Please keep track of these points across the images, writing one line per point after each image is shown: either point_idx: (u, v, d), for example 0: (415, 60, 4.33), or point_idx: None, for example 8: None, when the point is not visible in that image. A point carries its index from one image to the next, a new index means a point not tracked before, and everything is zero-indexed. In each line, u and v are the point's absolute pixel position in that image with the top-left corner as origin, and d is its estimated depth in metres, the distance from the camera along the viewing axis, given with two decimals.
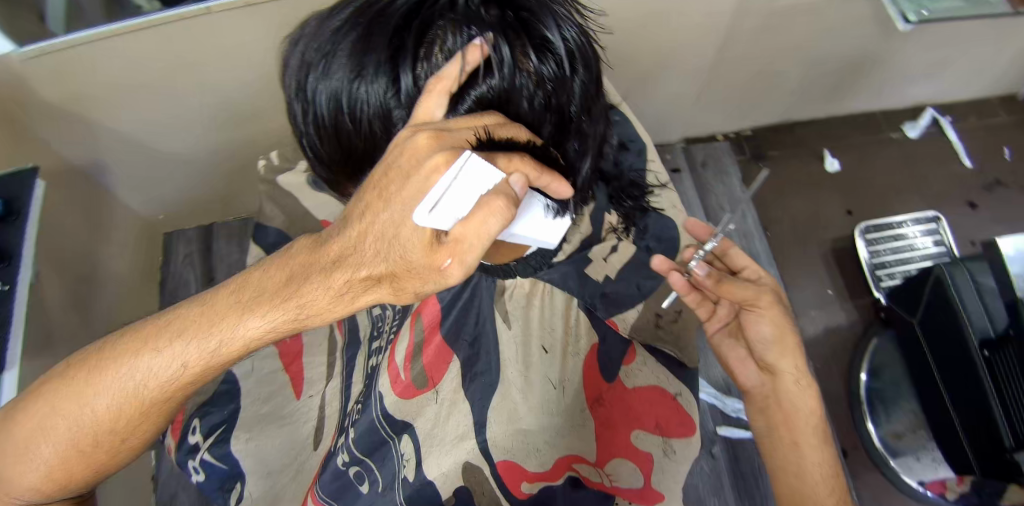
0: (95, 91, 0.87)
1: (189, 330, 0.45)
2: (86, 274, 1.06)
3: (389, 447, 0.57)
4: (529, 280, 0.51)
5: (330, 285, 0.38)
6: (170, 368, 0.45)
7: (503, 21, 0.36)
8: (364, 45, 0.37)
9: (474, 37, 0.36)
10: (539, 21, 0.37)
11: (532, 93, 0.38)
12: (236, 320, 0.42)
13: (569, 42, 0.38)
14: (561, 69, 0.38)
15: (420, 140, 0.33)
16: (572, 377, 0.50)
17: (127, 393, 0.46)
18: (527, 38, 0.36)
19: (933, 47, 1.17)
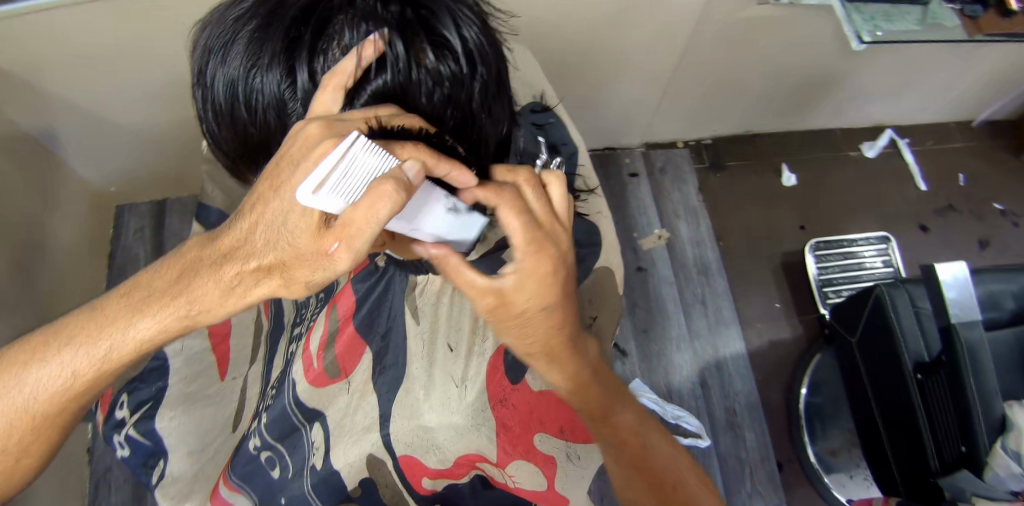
0: (40, 57, 0.84)
1: (77, 338, 0.43)
2: (31, 242, 1.04)
3: (301, 433, 0.57)
4: (440, 278, 0.51)
5: (220, 278, 0.36)
6: (61, 378, 0.44)
7: (401, 16, 0.34)
8: (261, 34, 0.34)
9: (370, 31, 0.33)
10: (438, 18, 0.34)
11: (431, 90, 0.35)
12: (125, 323, 0.41)
13: (468, 41, 0.36)
14: (461, 68, 0.36)
15: (310, 130, 0.30)
16: (474, 376, 0.48)
17: (20, 407, 0.45)
18: (423, 34, 0.34)
19: (894, 69, 1.19)
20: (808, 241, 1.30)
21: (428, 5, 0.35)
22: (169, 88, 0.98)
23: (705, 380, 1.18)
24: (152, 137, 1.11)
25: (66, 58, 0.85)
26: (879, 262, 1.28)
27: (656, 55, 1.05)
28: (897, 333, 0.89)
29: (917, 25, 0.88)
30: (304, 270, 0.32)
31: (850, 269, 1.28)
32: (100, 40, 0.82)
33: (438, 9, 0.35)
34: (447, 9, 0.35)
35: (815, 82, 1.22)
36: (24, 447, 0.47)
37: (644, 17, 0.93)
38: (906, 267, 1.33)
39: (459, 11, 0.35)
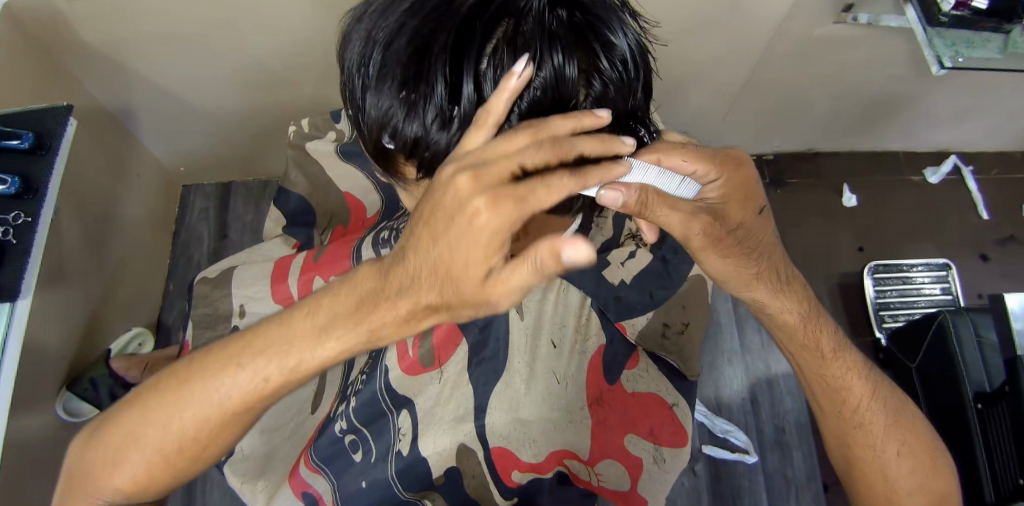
0: (132, 37, 0.88)
1: (267, 346, 0.39)
2: (105, 215, 1.08)
3: (388, 419, 0.58)
4: (547, 276, 0.56)
5: (395, 311, 0.35)
6: (253, 385, 0.40)
7: (571, 20, 0.36)
8: (433, 29, 0.35)
9: (544, 34, 0.34)
10: (604, 22, 0.36)
11: (594, 91, 0.37)
12: (313, 337, 0.38)
13: (630, 48, 0.38)
14: (624, 71, 0.38)
15: (461, 184, 0.30)
16: (575, 375, 0.54)
17: (171, 437, 0.42)
18: (593, 39, 0.36)
19: (963, 93, 1.17)
20: (867, 263, 1.29)
21: (595, 12, 0.37)
22: (249, 75, 1.02)
23: (756, 395, 1.17)
24: (225, 122, 1.16)
25: (158, 40, 0.90)
26: (938, 289, 1.27)
27: (723, 63, 1.05)
28: (958, 361, 0.90)
29: (998, 51, 0.87)
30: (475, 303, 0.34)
31: (907, 294, 1.27)
32: (193, 20, 0.86)
33: (603, 14, 0.37)
34: (613, 17, 0.37)
35: (882, 102, 1.21)
36: (170, 470, 0.44)
37: (714, 27, 0.95)
38: (964, 296, 1.30)
39: (621, 19, 0.38)
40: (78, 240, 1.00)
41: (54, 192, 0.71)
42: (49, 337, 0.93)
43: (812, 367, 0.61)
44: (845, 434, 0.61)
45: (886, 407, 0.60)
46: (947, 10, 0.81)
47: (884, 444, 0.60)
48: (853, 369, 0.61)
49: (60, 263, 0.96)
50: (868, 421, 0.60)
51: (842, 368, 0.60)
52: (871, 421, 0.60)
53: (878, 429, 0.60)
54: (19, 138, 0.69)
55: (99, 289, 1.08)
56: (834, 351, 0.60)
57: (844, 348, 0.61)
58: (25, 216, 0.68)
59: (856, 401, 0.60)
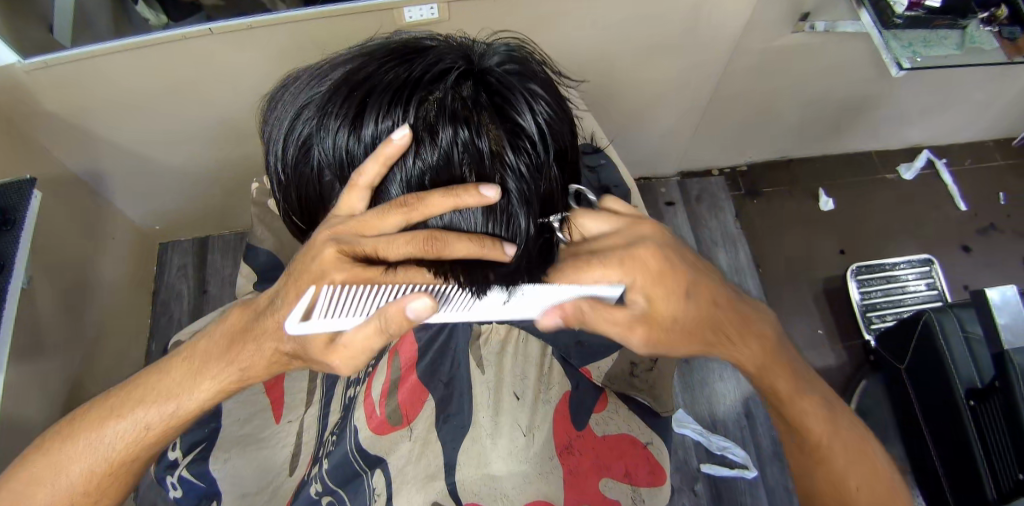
0: (95, 104, 0.89)
1: (149, 396, 0.45)
2: (81, 280, 1.08)
3: (362, 479, 0.57)
4: (504, 328, 0.56)
5: (263, 351, 0.41)
6: (136, 431, 0.45)
7: (475, 100, 0.34)
8: (345, 114, 0.35)
9: (446, 121, 0.33)
10: (512, 101, 0.35)
11: (504, 178, 0.35)
12: (193, 381, 0.44)
13: (543, 124, 0.36)
14: (537, 152, 0.36)
15: (327, 253, 0.35)
16: (542, 424, 0.51)
17: (96, 462, 0.45)
18: (499, 122, 0.34)
19: (924, 90, 1.19)
20: (848, 266, 1.29)
21: (503, 90, 0.35)
22: (217, 130, 1.03)
23: (750, 409, 1.17)
24: (199, 177, 1.16)
25: (120, 104, 0.90)
26: (922, 286, 1.27)
27: (686, 81, 1.07)
28: (948, 363, 0.88)
29: (954, 48, 0.88)
30: (315, 358, 0.39)
31: (892, 293, 1.27)
32: (155, 83, 0.87)
33: (512, 92, 0.35)
34: (522, 94, 0.35)
35: (848, 106, 1.22)
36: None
37: (670, 49, 0.96)
38: (950, 290, 1.30)
39: (533, 94, 0.36)
40: (53, 308, 0.99)
41: (19, 269, 0.71)
42: (27, 411, 0.91)
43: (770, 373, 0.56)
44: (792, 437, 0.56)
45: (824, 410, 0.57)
46: (901, 12, 0.84)
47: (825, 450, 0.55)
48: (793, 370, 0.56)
49: (36, 333, 0.96)
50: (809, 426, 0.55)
51: (782, 369, 0.55)
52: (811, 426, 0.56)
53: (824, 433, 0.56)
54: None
55: (76, 356, 1.06)
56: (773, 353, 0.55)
57: (780, 343, 0.56)
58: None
59: (799, 405, 0.55)
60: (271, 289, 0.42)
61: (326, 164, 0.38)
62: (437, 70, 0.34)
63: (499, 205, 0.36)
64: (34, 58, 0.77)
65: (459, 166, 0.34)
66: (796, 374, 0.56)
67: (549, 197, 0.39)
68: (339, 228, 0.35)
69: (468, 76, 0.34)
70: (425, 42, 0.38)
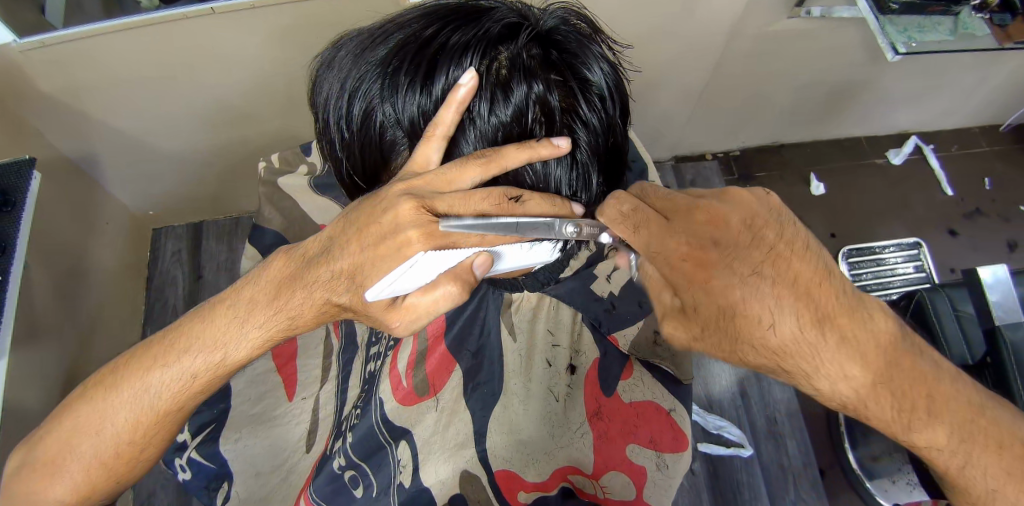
0: (92, 85, 0.86)
1: (194, 344, 0.46)
2: (74, 268, 1.05)
3: (386, 452, 0.57)
4: (535, 295, 0.55)
5: (312, 299, 0.39)
6: (180, 380, 0.46)
7: (546, 58, 0.34)
8: (414, 70, 0.35)
9: (522, 74, 0.33)
10: (580, 59, 0.35)
11: (573, 133, 0.36)
12: (237, 332, 0.44)
13: (607, 82, 0.37)
14: (603, 108, 0.37)
15: (404, 209, 0.34)
16: (573, 390, 0.53)
17: (145, 409, 0.47)
18: (570, 78, 0.35)
19: (912, 77, 1.22)
20: (840, 249, 1.34)
21: (571, 50, 0.35)
22: (216, 112, 1.01)
23: (745, 389, 1.19)
24: (195, 161, 1.14)
25: (118, 85, 0.88)
26: (911, 268, 1.31)
27: (685, 67, 1.08)
28: (939, 337, 0.91)
29: (949, 34, 0.90)
30: (373, 315, 0.38)
31: (883, 275, 1.31)
32: (154, 63, 0.85)
33: (580, 51, 0.35)
34: (589, 51, 0.36)
35: (839, 92, 1.26)
36: (132, 457, 0.48)
37: (673, 33, 0.97)
38: (938, 272, 1.35)
39: (597, 51, 0.36)
40: (49, 296, 0.97)
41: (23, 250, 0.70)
42: (27, 398, 0.90)
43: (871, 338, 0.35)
44: (856, 404, 0.36)
45: (860, 332, 0.34)
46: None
47: (900, 388, 0.35)
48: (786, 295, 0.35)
49: (32, 321, 0.94)
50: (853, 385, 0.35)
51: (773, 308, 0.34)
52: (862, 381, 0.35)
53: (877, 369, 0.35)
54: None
55: (72, 343, 1.04)
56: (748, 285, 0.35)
57: (750, 251, 0.36)
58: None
59: (831, 369, 0.34)
60: (323, 235, 0.40)
61: (391, 123, 0.38)
62: (506, 30, 0.35)
63: (569, 160, 0.37)
64: (29, 37, 0.75)
65: (534, 120, 0.35)
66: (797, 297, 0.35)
67: (610, 152, 0.40)
68: (416, 181, 0.35)
69: (535, 35, 0.35)
70: (485, 4, 0.37)
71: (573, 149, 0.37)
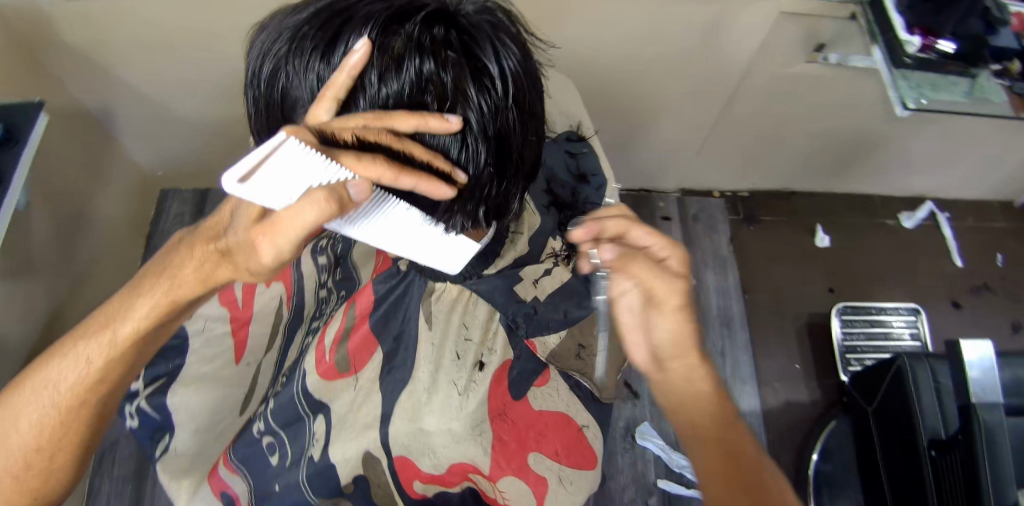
0: (112, 42, 0.92)
1: (89, 333, 0.49)
2: (75, 212, 1.10)
3: (303, 423, 0.59)
4: (457, 287, 0.52)
5: (192, 264, 0.44)
6: (77, 369, 0.49)
7: (445, 39, 0.36)
8: (321, 36, 0.37)
9: (414, 50, 0.35)
10: (479, 43, 0.37)
11: (464, 113, 0.37)
12: (127, 309, 0.48)
13: (507, 72, 0.38)
14: (499, 93, 0.38)
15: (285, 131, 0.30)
16: (479, 385, 0.50)
17: (49, 409, 0.50)
18: (464, 60, 0.36)
19: (928, 140, 1.19)
20: (835, 304, 1.30)
21: (473, 34, 0.37)
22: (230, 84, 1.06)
23: None
24: (208, 129, 1.19)
25: (138, 45, 0.93)
26: (907, 334, 1.27)
27: (690, 98, 1.09)
28: (915, 409, 0.87)
29: (964, 95, 0.82)
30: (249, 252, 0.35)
31: (876, 337, 1.28)
32: (172, 29, 0.90)
33: (480, 36, 0.37)
34: (490, 39, 0.37)
35: (852, 145, 1.24)
36: (54, 443, 0.51)
37: (676, 62, 0.98)
38: (934, 343, 1.29)
39: (501, 40, 0.38)
40: (47, 236, 1.02)
41: (16, 185, 0.75)
42: (8, 328, 0.94)
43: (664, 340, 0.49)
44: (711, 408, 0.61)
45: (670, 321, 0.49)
46: (911, 52, 0.81)
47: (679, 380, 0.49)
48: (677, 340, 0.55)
49: (26, 258, 0.98)
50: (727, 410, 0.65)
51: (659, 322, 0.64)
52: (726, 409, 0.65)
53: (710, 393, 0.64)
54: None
55: (63, 283, 1.09)
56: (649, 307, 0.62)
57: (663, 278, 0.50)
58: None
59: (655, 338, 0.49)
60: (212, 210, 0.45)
61: (300, 86, 0.40)
62: (410, 7, 0.36)
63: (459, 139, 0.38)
64: None
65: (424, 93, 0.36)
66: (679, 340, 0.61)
67: (514, 140, 0.41)
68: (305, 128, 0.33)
69: (438, 17, 0.36)
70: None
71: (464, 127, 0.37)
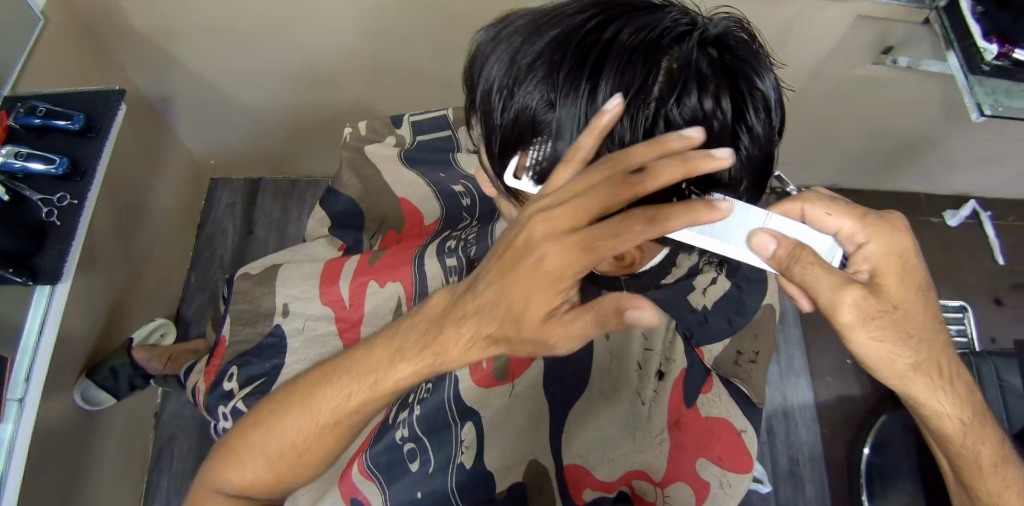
0: (184, 28, 0.88)
1: (351, 371, 0.42)
2: (133, 201, 1.05)
3: (450, 430, 0.59)
4: (635, 297, 0.58)
5: (462, 334, 0.36)
6: (336, 406, 0.43)
7: (723, 65, 0.36)
8: (595, 67, 0.36)
9: (701, 80, 0.36)
10: (752, 68, 0.38)
11: (735, 139, 0.39)
12: (388, 364, 0.40)
13: (770, 94, 0.39)
14: (764, 115, 0.39)
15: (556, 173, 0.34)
16: (660, 394, 0.56)
17: (308, 428, 0.44)
18: (742, 86, 0.37)
19: (984, 142, 1.22)
20: None
21: (745, 57, 0.38)
22: (299, 76, 1.02)
23: (772, 426, 1.20)
24: (265, 120, 1.16)
25: (210, 32, 0.89)
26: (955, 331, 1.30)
27: None
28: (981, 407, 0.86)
29: None
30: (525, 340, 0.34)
31: None
32: (250, 18, 0.86)
33: (750, 61, 0.38)
34: (758, 64, 0.38)
35: (908, 143, 1.25)
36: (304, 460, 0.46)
37: None
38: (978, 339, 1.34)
39: (763, 64, 0.39)
40: (109, 228, 0.98)
41: (98, 178, 0.71)
42: (71, 324, 0.91)
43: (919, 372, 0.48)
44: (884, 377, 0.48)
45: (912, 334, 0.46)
46: (988, 60, 0.81)
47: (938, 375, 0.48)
48: (826, 298, 0.42)
49: (89, 252, 0.94)
50: (955, 415, 0.50)
51: (866, 228, 0.44)
52: (966, 415, 0.50)
53: (937, 371, 0.48)
54: (71, 120, 0.70)
55: (123, 275, 1.05)
56: (830, 212, 0.45)
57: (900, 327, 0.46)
58: (69, 198, 0.68)
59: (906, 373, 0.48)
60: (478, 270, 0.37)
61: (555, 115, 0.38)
62: (684, 35, 0.36)
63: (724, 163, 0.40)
64: None
65: (710, 120, 0.36)
66: (867, 285, 0.43)
67: (760, 160, 0.43)
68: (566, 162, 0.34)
69: (712, 42, 0.37)
70: (656, 2, 0.40)
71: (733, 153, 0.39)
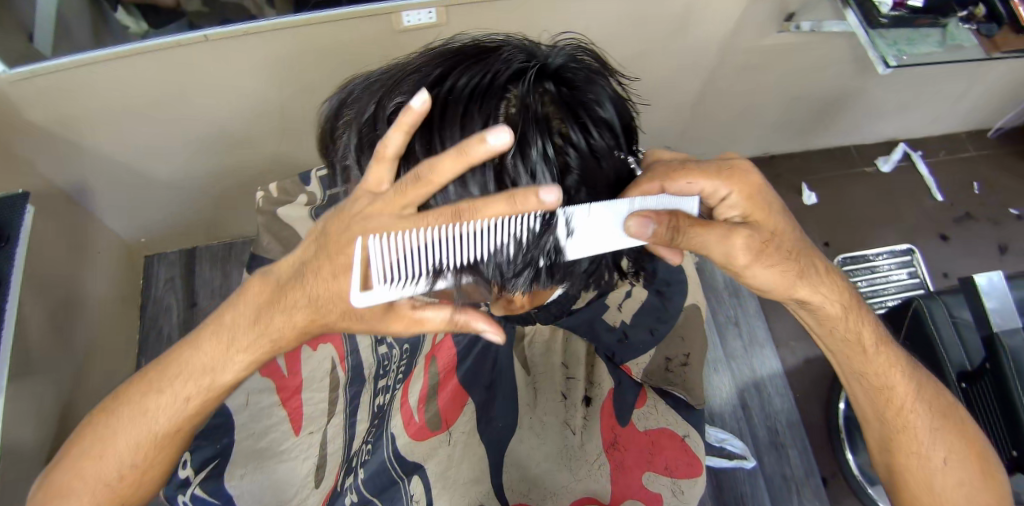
0: (82, 113, 0.84)
1: (182, 373, 0.50)
2: (64, 297, 1.01)
3: (398, 487, 0.59)
4: (549, 328, 0.66)
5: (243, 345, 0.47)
6: (174, 406, 0.50)
7: (559, 96, 0.40)
8: (442, 118, 0.39)
9: (538, 112, 0.39)
10: (589, 94, 0.42)
11: (589, 160, 0.41)
12: (212, 358, 0.49)
13: (613, 114, 0.43)
14: (611, 133, 0.43)
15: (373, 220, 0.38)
16: (589, 420, 0.62)
17: (146, 433, 0.50)
18: (583, 114, 0.41)
19: (899, 89, 1.25)
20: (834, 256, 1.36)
21: (582, 86, 0.42)
22: (213, 140, 0.99)
23: (745, 401, 1.19)
24: (187, 188, 1.12)
25: (109, 112, 0.85)
26: (905, 274, 1.33)
27: (680, 74, 1.09)
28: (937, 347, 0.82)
29: (936, 46, 0.85)
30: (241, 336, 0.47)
31: (876, 282, 1.33)
32: (149, 90, 0.82)
33: (586, 89, 0.42)
34: (595, 89, 0.42)
35: (829, 102, 1.27)
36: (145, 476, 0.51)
37: (669, 51, 1.01)
38: (933, 277, 1.36)
39: (602, 88, 0.43)
40: (41, 327, 0.93)
41: (15, 287, 0.68)
42: (20, 436, 0.86)
43: (810, 283, 0.53)
44: (775, 292, 0.53)
45: (789, 244, 0.51)
46: (885, 11, 0.82)
47: (825, 281, 0.54)
48: (718, 247, 0.48)
49: (25, 356, 0.90)
50: (839, 302, 0.55)
51: (722, 181, 0.51)
52: (848, 302, 0.56)
53: (814, 271, 0.53)
54: None
55: (65, 374, 1.00)
56: (690, 180, 0.50)
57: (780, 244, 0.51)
58: None
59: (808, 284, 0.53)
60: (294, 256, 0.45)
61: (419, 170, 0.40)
62: (517, 74, 0.40)
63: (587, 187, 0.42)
64: (20, 67, 0.72)
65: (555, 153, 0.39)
66: (741, 224, 0.50)
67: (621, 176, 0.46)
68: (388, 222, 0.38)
69: (547, 76, 0.40)
70: (492, 48, 0.44)
71: (592, 179, 0.42)
